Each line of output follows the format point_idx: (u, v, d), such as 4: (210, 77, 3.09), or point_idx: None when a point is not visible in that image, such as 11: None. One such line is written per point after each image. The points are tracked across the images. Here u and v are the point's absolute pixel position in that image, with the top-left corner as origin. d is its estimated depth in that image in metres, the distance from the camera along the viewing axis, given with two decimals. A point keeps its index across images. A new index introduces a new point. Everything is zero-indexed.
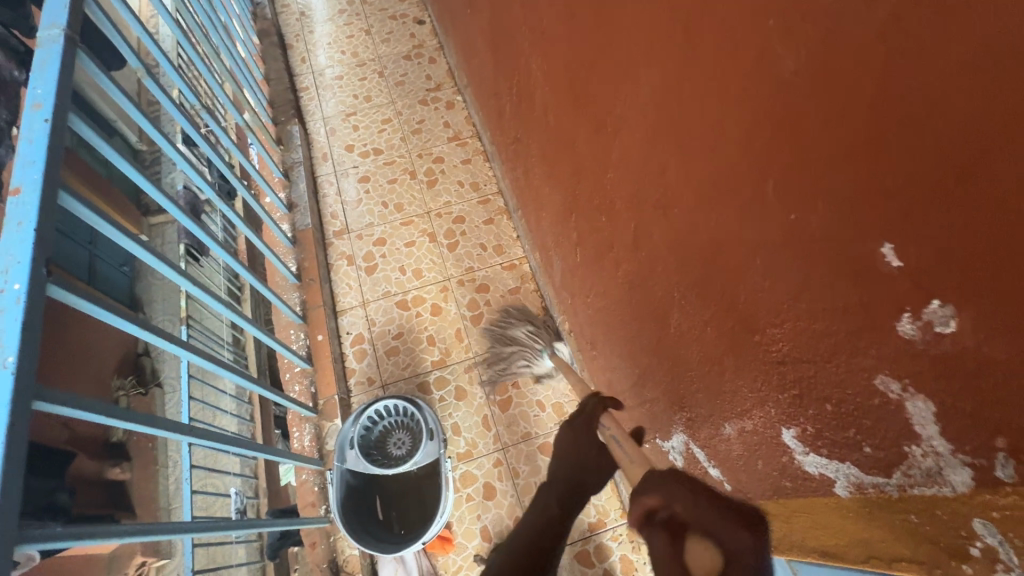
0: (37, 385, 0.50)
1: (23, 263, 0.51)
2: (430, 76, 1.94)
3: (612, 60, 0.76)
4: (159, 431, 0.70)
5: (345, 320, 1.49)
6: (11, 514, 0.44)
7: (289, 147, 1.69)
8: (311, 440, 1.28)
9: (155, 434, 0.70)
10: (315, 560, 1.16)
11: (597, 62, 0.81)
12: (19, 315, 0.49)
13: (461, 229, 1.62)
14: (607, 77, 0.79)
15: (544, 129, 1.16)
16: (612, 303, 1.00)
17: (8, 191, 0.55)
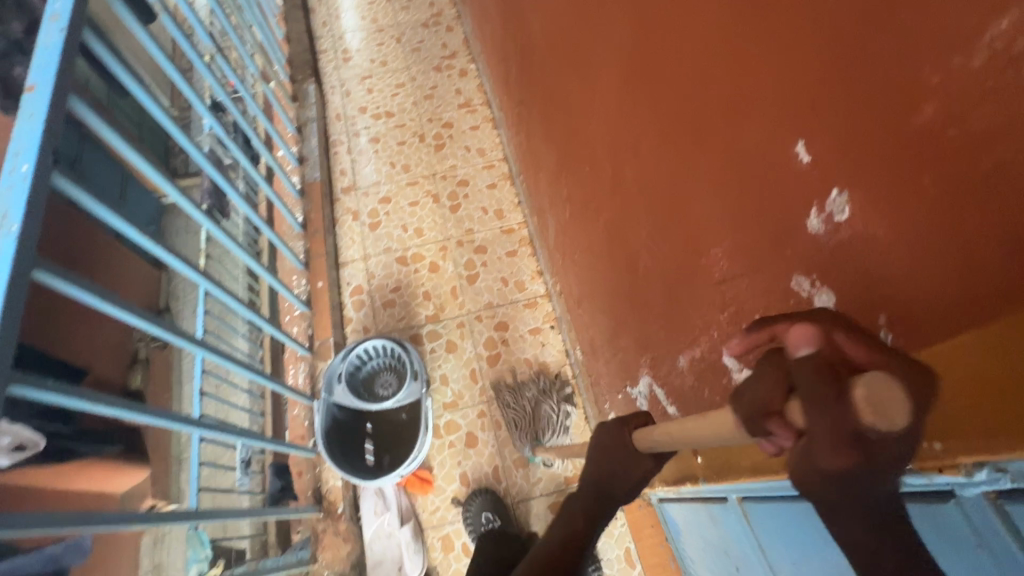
0: (37, 256, 0.55)
1: (32, 149, 0.57)
2: (447, 44, 1.97)
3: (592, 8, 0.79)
4: (157, 329, 0.77)
5: (346, 272, 1.54)
6: (8, 354, 0.50)
7: (304, 105, 1.76)
8: (305, 377, 1.34)
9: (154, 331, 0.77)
10: (301, 487, 1.24)
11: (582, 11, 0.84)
12: (25, 191, 0.55)
13: (465, 192, 1.66)
14: (589, 27, 0.82)
15: (541, 88, 1.18)
16: (593, 256, 1.03)
17: (24, 88, 0.60)
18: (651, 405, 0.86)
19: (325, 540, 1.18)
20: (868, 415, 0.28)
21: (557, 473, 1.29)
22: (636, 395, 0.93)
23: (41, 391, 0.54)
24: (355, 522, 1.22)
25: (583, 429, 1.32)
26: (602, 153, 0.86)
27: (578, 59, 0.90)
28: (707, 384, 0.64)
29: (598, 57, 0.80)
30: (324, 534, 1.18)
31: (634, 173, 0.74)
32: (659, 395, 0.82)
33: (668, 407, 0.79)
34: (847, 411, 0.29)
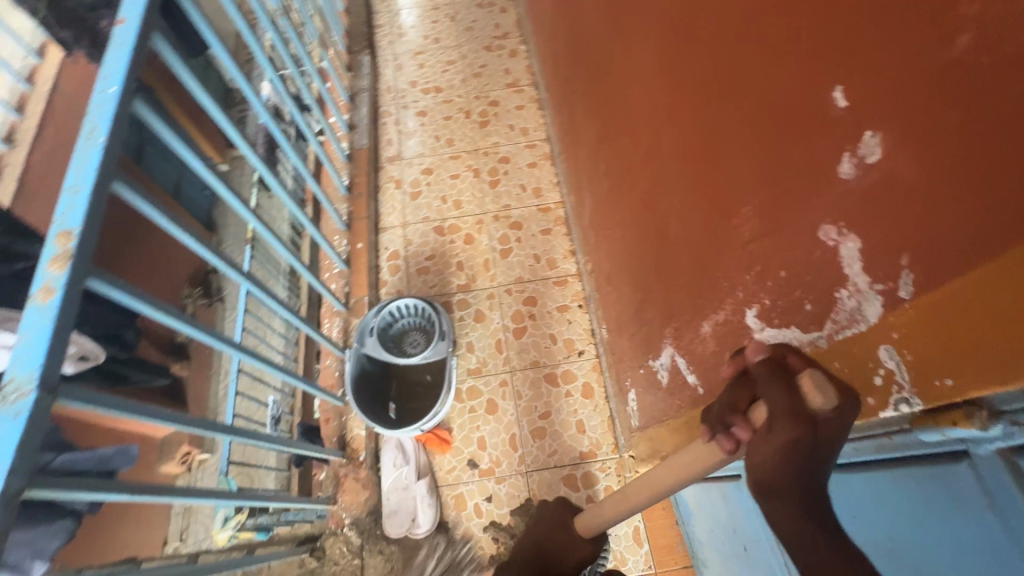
0: (119, 167, 0.60)
1: (119, 73, 0.62)
2: (499, 25, 2.00)
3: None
4: (213, 257, 0.83)
5: (385, 237, 1.59)
6: (89, 247, 0.53)
7: (358, 75, 1.81)
8: (338, 331, 1.39)
9: (210, 257, 0.82)
10: (327, 433, 1.29)
11: None
12: (112, 107, 0.60)
13: (505, 168, 1.69)
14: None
15: (586, 63, 1.19)
16: (625, 230, 1.04)
17: (117, 20, 0.66)
18: (672, 376, 0.87)
19: (345, 485, 1.22)
20: (810, 391, 0.43)
21: (573, 447, 1.31)
22: (657, 368, 0.94)
23: (110, 286, 0.59)
24: (374, 472, 1.26)
25: (603, 407, 1.33)
26: (641, 124, 0.87)
27: (624, 30, 0.91)
28: (728, 348, 0.65)
29: (644, 25, 0.81)
30: (344, 479, 1.23)
31: (670, 140, 0.75)
32: (680, 366, 0.83)
33: (688, 377, 0.80)
34: (800, 394, 0.44)
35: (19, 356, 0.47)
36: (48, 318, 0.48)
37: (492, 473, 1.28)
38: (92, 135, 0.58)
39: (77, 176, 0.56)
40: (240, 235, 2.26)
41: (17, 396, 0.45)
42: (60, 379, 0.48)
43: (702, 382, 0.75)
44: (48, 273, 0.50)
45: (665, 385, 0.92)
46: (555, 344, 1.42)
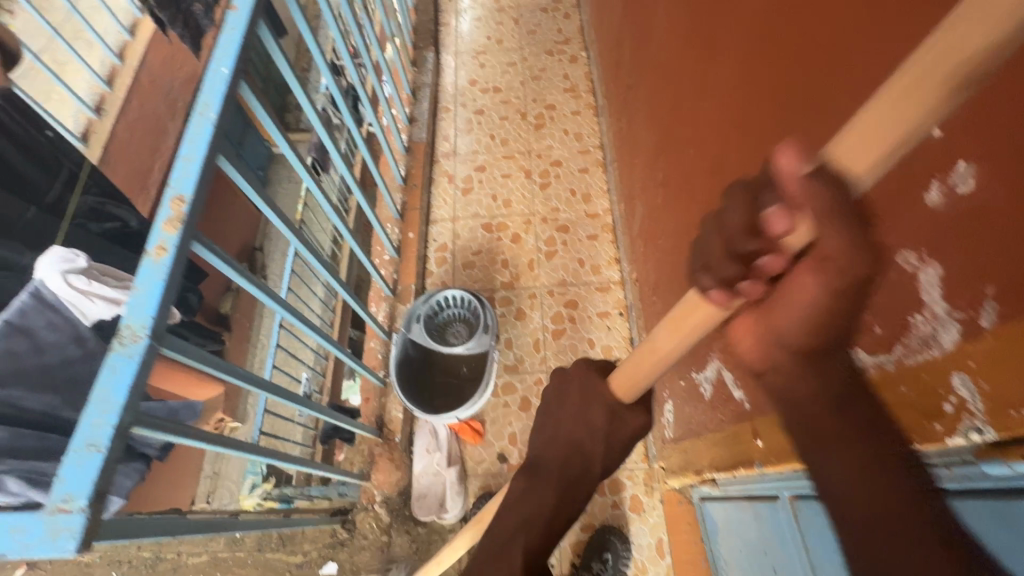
0: (223, 142, 0.65)
1: (231, 55, 0.67)
2: (561, 31, 2.03)
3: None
4: (277, 221, 0.88)
5: (434, 229, 1.64)
6: (195, 214, 0.58)
7: (422, 70, 1.87)
8: (384, 315, 1.43)
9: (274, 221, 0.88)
10: (366, 413, 1.32)
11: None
12: (223, 87, 0.65)
13: (557, 172, 1.71)
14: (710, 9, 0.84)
15: (651, 75, 1.20)
16: (679, 241, 1.05)
17: (229, 7, 0.71)
18: (717, 389, 0.88)
19: (379, 464, 1.26)
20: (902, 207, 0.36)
21: None
22: (701, 381, 0.95)
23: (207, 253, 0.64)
24: (407, 454, 1.29)
25: None
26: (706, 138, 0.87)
27: (695, 42, 0.93)
28: None
29: (718, 38, 0.82)
30: (379, 458, 1.26)
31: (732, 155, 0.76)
32: (727, 380, 0.84)
33: (735, 392, 0.81)
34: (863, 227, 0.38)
35: (134, 305, 0.52)
36: (160, 274, 0.53)
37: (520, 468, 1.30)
38: (205, 111, 0.63)
39: (190, 147, 0.61)
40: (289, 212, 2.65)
41: (131, 340, 0.50)
42: (167, 330, 0.53)
43: (751, 397, 0.75)
44: (162, 233, 0.56)
45: (707, 398, 0.93)
46: (593, 349, 1.43)
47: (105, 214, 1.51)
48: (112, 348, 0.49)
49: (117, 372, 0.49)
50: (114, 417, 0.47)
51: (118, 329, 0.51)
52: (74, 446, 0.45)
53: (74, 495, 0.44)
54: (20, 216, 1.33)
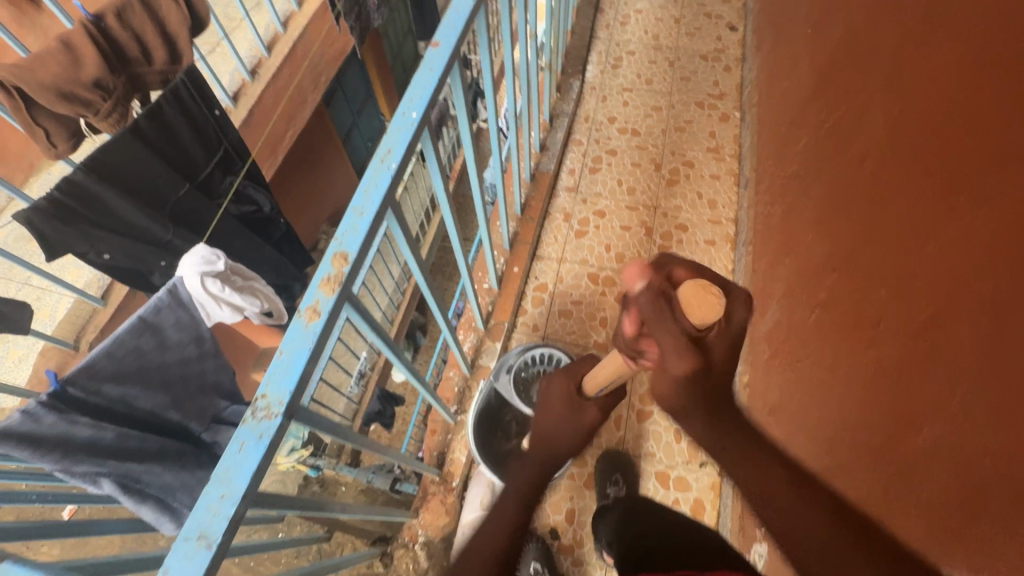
0: (395, 195, 0.59)
1: (424, 98, 0.62)
2: (718, 83, 1.88)
3: (971, 118, 0.67)
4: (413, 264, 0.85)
5: (538, 266, 1.56)
6: (354, 277, 0.53)
7: (564, 98, 1.80)
8: (470, 347, 1.37)
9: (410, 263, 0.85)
10: (430, 445, 1.26)
11: (959, 124, 0.70)
12: (409, 134, 0.59)
13: (680, 236, 1.59)
14: (956, 136, 0.70)
15: (832, 173, 1.05)
16: (829, 381, 0.91)
17: (431, 43, 0.67)
18: None
19: (430, 503, 1.21)
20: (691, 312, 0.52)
21: None
22: None
23: (353, 313, 0.59)
24: (459, 500, 1.22)
25: None
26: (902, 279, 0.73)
27: (915, 163, 0.78)
28: None
29: (960, 175, 0.68)
30: (431, 497, 1.21)
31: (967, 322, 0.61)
32: None
33: None
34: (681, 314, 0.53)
35: (274, 373, 0.47)
36: (308, 342, 0.49)
37: (571, 551, 1.23)
38: (386, 157, 0.58)
39: (364, 198, 0.56)
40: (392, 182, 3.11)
41: (265, 416, 0.45)
42: (299, 406, 0.48)
43: None
44: (318, 294, 0.51)
45: None
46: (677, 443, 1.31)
47: (246, 198, 1.54)
48: (243, 421, 0.45)
49: (245, 451, 0.44)
50: (231, 508, 0.42)
51: (254, 397, 0.46)
52: (186, 532, 0.41)
53: None
54: (177, 195, 1.28)
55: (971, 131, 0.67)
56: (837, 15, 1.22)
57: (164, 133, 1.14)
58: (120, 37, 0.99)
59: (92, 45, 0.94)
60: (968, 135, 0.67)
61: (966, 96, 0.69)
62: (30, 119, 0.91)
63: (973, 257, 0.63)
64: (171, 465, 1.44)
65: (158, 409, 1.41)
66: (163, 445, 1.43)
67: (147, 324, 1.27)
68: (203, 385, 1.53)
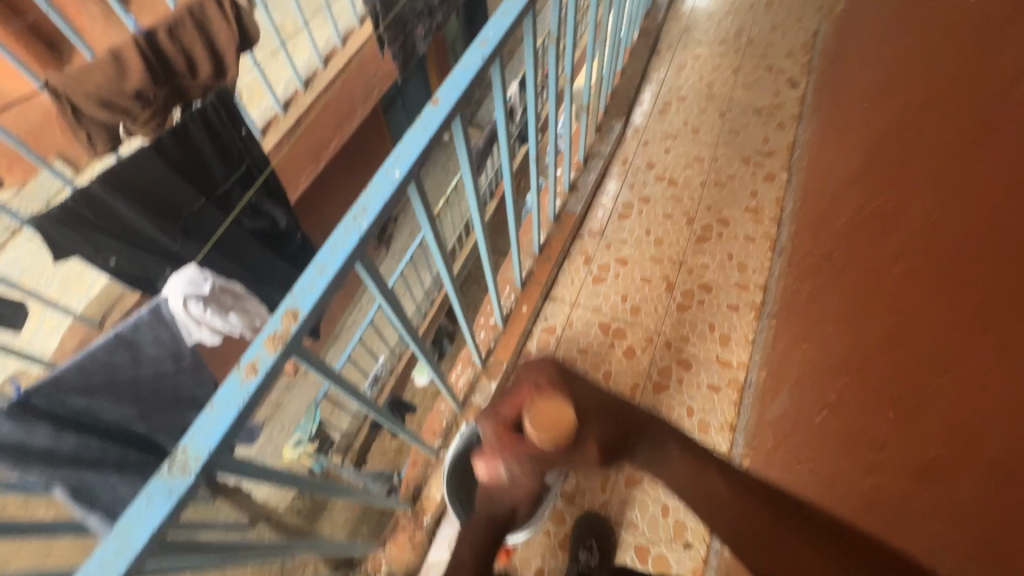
0: (364, 251, 0.59)
1: (411, 158, 0.61)
2: (768, 140, 1.80)
3: (1010, 246, 0.60)
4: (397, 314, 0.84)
5: (550, 307, 1.53)
6: (302, 335, 0.53)
7: (603, 139, 1.77)
8: (465, 382, 1.35)
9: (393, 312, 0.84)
10: (408, 476, 1.25)
11: (997, 247, 0.63)
12: (387, 193, 0.59)
13: (702, 297, 1.52)
14: (993, 261, 0.63)
15: (864, 263, 0.98)
16: (824, 495, 0.83)
17: (432, 99, 0.66)
18: None
19: (397, 536, 1.20)
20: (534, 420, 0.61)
21: None
22: None
23: (306, 364, 0.59)
24: (428, 538, 1.20)
25: None
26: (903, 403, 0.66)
27: (947, 278, 0.71)
28: None
29: (988, 305, 0.61)
30: (400, 531, 1.20)
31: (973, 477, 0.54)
32: None
33: None
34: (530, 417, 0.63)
35: (199, 428, 0.47)
36: (239, 400, 0.48)
37: None
38: (359, 215, 0.58)
39: (329, 255, 0.55)
40: (435, 196, 3.20)
41: (180, 473, 0.45)
42: (220, 463, 0.48)
43: None
44: (261, 349, 0.51)
45: None
46: (664, 518, 1.24)
47: (263, 214, 1.73)
48: (157, 475, 0.45)
49: (151, 506, 0.44)
50: (124, 564, 0.43)
51: (175, 450, 0.46)
52: None
53: None
54: (191, 207, 1.40)
55: (1011, 260, 0.59)
56: (897, 92, 1.14)
57: (186, 151, 1.28)
58: (168, 51, 1.12)
59: (139, 55, 1.07)
60: (1007, 262, 0.60)
61: (1009, 218, 0.62)
62: (74, 122, 1.06)
63: (988, 404, 0.56)
64: (128, 477, 1.49)
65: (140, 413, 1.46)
66: (123, 456, 1.48)
67: (123, 339, 1.30)
68: (176, 399, 1.59)
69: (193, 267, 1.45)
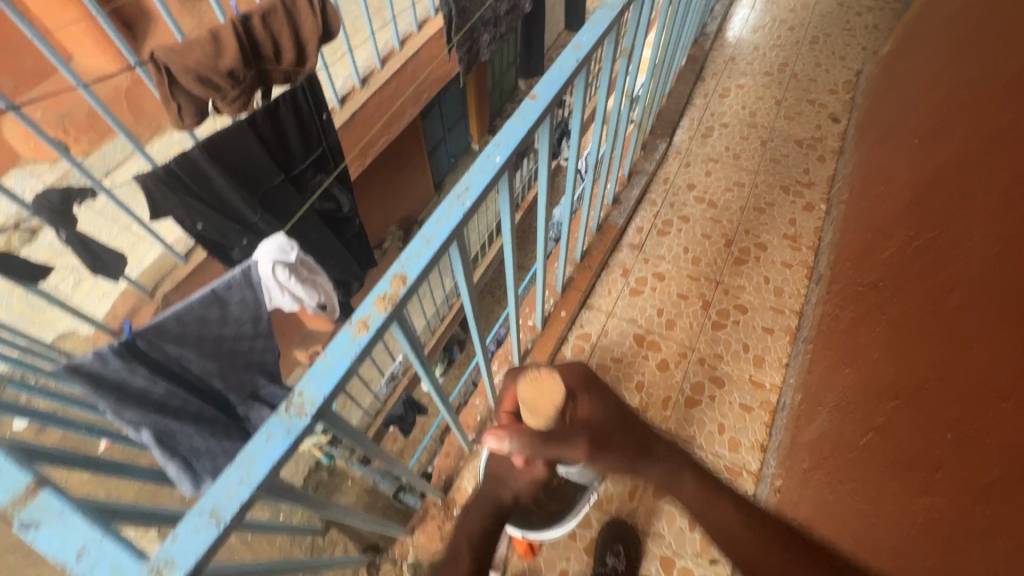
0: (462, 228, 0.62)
1: (510, 145, 0.65)
2: (809, 171, 1.83)
3: None
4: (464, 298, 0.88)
5: (586, 315, 1.56)
6: (411, 298, 0.56)
7: (647, 156, 1.81)
8: (501, 380, 1.37)
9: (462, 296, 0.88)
10: (441, 467, 1.27)
11: None
12: (489, 175, 0.62)
13: (737, 317, 1.54)
14: None
15: (915, 292, 0.99)
16: (871, 517, 0.84)
17: (530, 94, 0.70)
18: None
19: (426, 525, 1.21)
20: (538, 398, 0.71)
21: None
22: None
23: (401, 330, 0.62)
24: None
25: None
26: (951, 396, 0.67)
27: (1010, 305, 0.72)
28: None
29: None
30: (430, 520, 1.21)
31: None
32: None
33: None
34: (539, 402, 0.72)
35: (315, 374, 0.50)
36: (351, 352, 0.51)
37: None
38: (463, 194, 0.61)
39: (435, 227, 0.59)
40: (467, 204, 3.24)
41: (297, 413, 0.48)
42: (330, 410, 0.51)
43: None
44: (371, 308, 0.54)
45: None
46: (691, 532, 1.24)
47: (330, 197, 1.90)
48: (277, 413, 0.48)
49: (271, 442, 0.47)
50: (246, 492, 0.45)
51: (292, 392, 0.50)
52: (203, 503, 0.45)
53: (177, 561, 0.43)
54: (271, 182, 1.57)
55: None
56: (951, 133, 1.17)
57: (271, 125, 1.44)
58: (260, 37, 1.21)
59: (236, 41, 1.15)
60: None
61: None
62: (169, 94, 1.16)
63: None
64: (203, 430, 1.61)
65: (206, 375, 1.57)
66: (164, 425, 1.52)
67: (217, 297, 1.39)
68: (249, 362, 1.68)
69: (282, 236, 1.49)
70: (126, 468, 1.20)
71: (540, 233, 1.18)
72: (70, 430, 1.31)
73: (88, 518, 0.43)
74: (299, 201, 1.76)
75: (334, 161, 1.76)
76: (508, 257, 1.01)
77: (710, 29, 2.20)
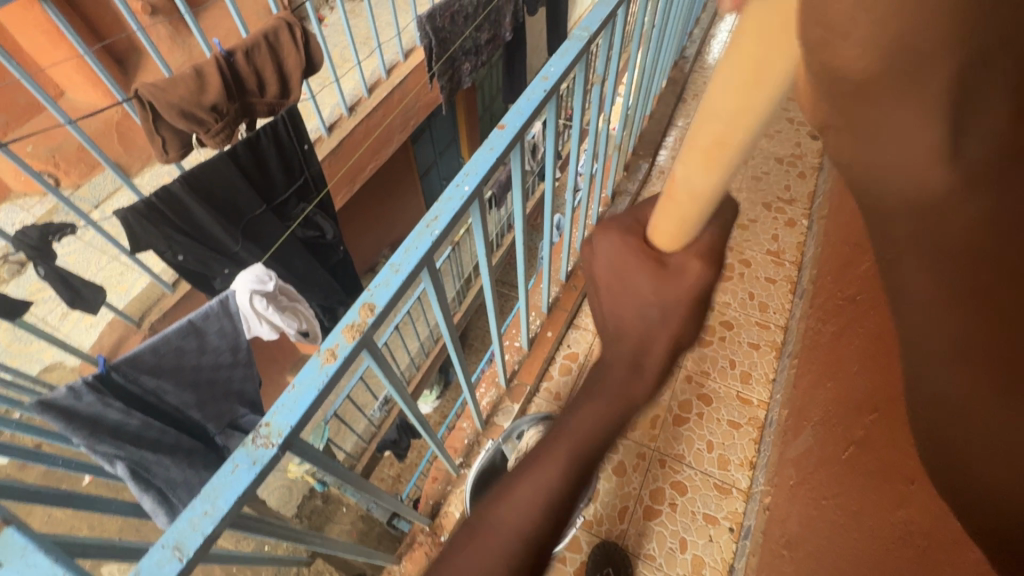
0: (430, 259, 0.63)
1: (479, 174, 0.67)
2: (790, 188, 1.85)
3: None
4: (444, 328, 0.88)
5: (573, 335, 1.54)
6: (376, 328, 0.57)
7: (630, 176, 1.84)
8: (488, 402, 1.38)
9: (442, 326, 0.88)
10: (428, 492, 1.28)
11: None
12: (457, 205, 0.64)
13: (724, 333, 1.54)
14: None
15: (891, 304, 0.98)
16: (854, 535, 0.83)
17: (498, 124, 0.72)
18: None
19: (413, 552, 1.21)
20: None
21: None
22: None
23: (371, 359, 0.63)
24: None
25: None
26: None
27: None
28: None
29: None
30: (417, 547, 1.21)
31: None
32: None
33: None
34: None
35: (282, 404, 0.51)
36: (318, 381, 0.52)
37: None
38: (432, 223, 0.63)
39: (403, 256, 0.60)
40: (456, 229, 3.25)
41: (263, 444, 0.49)
42: (298, 439, 0.51)
43: None
44: (339, 338, 0.55)
45: None
46: (681, 553, 1.25)
47: (314, 224, 1.93)
48: (243, 444, 0.49)
49: (236, 474, 0.48)
50: (210, 525, 0.46)
51: (259, 423, 0.50)
52: (166, 538, 0.45)
53: None
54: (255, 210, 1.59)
55: None
56: None
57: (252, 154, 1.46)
58: (243, 71, 1.28)
59: (218, 72, 1.21)
60: None
61: None
62: (153, 128, 1.20)
63: None
64: (180, 461, 1.61)
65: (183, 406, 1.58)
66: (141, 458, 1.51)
67: (194, 327, 1.44)
68: (227, 391, 1.71)
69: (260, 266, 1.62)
70: (111, 501, 1.19)
71: (522, 256, 1.19)
72: (48, 465, 1.28)
73: (51, 555, 0.43)
74: (282, 227, 1.79)
75: (318, 188, 1.79)
76: (491, 283, 1.02)
77: (690, 51, 2.25)
